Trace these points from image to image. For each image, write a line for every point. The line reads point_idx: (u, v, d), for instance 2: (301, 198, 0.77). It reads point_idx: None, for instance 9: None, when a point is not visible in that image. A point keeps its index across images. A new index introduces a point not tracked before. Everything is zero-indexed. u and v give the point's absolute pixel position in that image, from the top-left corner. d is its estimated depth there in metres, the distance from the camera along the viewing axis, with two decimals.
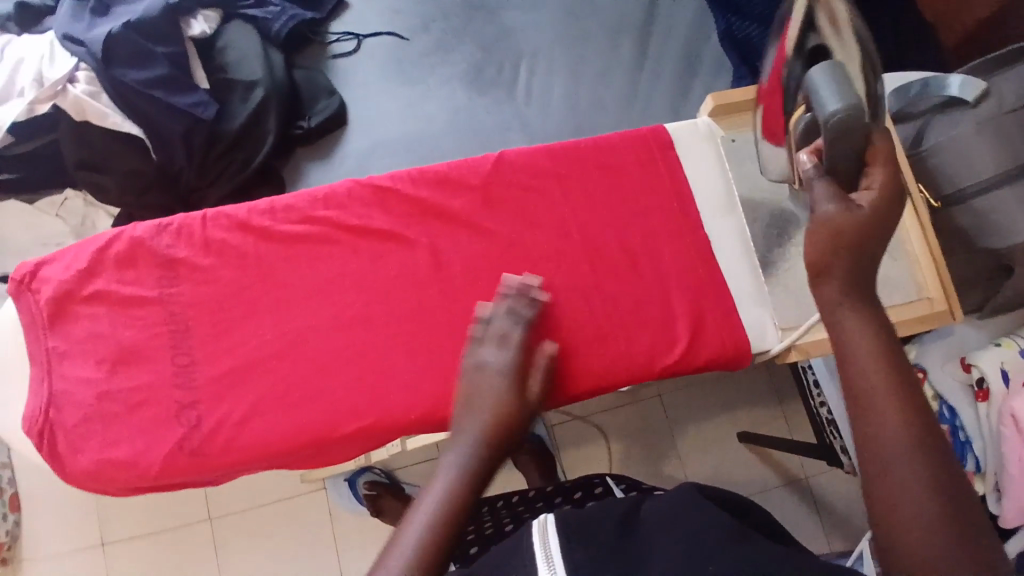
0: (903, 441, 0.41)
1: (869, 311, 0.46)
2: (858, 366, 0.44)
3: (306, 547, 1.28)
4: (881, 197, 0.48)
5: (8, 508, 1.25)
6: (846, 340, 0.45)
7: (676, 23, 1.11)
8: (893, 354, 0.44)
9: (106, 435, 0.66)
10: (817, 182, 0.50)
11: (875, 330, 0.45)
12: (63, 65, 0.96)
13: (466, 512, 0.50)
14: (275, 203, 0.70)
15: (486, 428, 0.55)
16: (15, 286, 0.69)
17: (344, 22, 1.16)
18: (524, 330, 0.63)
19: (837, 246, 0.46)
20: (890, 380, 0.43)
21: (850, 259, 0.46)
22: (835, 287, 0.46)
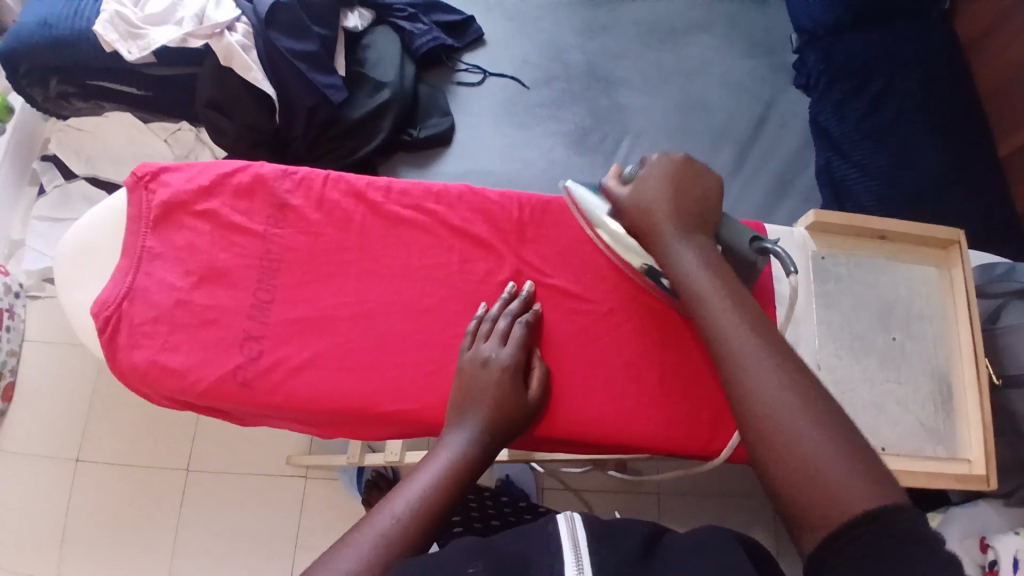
0: (752, 345, 0.52)
1: (704, 248, 0.60)
2: (709, 299, 0.56)
3: (267, 531, 1.24)
4: (676, 172, 0.64)
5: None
6: (685, 277, 0.58)
7: (777, 148, 1.18)
8: (728, 280, 0.57)
9: (166, 341, 0.68)
10: (643, 178, 0.64)
11: (706, 265, 0.58)
12: (227, 12, 1.01)
13: (462, 485, 0.58)
14: (392, 184, 0.75)
15: (477, 424, 0.62)
16: (134, 180, 0.74)
17: (476, 56, 1.25)
18: (524, 329, 0.68)
19: (674, 181, 0.62)
20: (733, 305, 0.55)
21: (659, 225, 0.61)
22: (658, 244, 0.61)
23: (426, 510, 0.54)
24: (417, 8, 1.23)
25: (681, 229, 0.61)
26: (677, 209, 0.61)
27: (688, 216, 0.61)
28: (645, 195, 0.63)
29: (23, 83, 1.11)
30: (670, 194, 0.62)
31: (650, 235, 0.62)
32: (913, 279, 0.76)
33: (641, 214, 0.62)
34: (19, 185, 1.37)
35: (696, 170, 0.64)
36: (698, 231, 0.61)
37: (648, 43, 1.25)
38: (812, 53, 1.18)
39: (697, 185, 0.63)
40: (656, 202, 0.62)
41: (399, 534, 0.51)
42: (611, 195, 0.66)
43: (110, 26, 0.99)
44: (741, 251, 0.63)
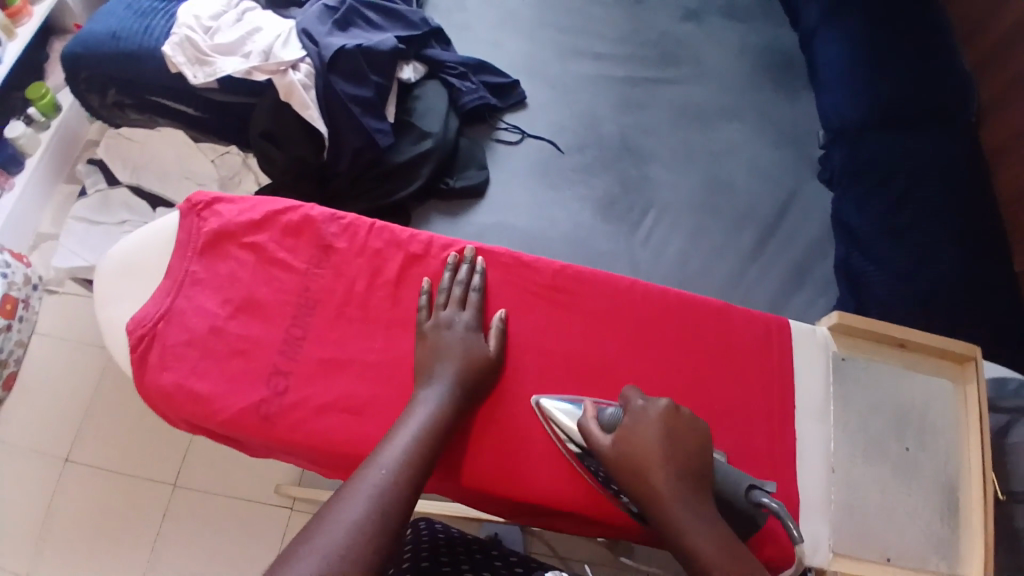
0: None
1: (700, 508, 0.59)
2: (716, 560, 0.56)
3: (247, 561, 1.22)
4: (663, 420, 0.64)
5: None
6: (702, 558, 0.57)
7: (800, 234, 1.20)
8: (733, 545, 0.57)
9: (195, 365, 0.70)
10: (632, 421, 0.64)
11: (718, 534, 0.58)
12: (293, 52, 1.08)
13: (441, 433, 0.63)
14: (433, 239, 0.78)
15: (449, 379, 0.67)
16: (189, 206, 0.77)
17: (516, 117, 1.31)
18: (479, 294, 0.74)
19: (664, 432, 0.62)
20: (743, 568, 0.56)
21: (653, 478, 0.61)
22: (657, 506, 0.60)
23: (409, 462, 0.60)
24: (468, 67, 1.29)
25: (678, 491, 0.60)
26: (672, 461, 0.61)
27: (679, 475, 0.61)
28: (641, 453, 0.62)
29: (82, 89, 1.19)
30: (666, 459, 0.61)
31: (642, 492, 0.61)
32: (930, 388, 0.77)
33: (627, 463, 0.62)
34: (55, 182, 1.47)
35: (685, 421, 0.64)
36: (698, 497, 0.60)
37: (683, 124, 1.30)
38: (839, 150, 1.22)
39: (682, 435, 0.63)
40: (654, 463, 0.61)
41: (389, 484, 0.57)
42: (598, 434, 0.65)
43: (178, 49, 1.06)
44: (740, 505, 0.64)
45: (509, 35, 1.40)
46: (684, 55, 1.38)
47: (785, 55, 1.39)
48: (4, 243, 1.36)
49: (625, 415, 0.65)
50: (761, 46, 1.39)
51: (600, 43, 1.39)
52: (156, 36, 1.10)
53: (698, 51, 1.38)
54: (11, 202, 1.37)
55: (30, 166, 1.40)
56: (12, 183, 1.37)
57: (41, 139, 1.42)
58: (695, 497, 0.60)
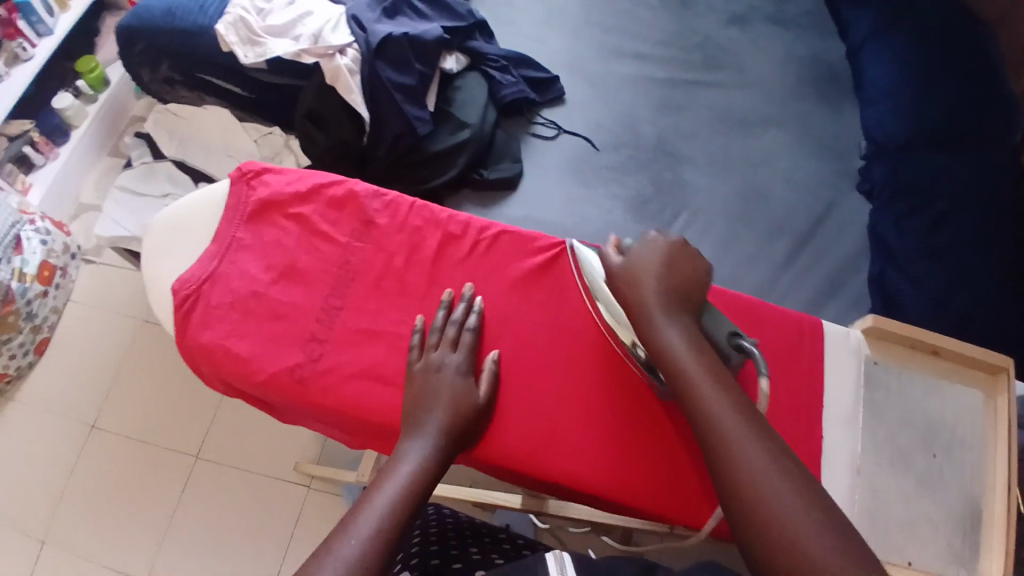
0: (727, 404, 0.58)
1: (687, 323, 0.64)
2: (690, 363, 0.61)
3: (263, 533, 1.24)
4: (670, 248, 0.68)
5: (33, 347, 1.33)
6: (678, 360, 0.61)
7: (833, 246, 1.19)
8: (711, 357, 0.62)
9: (236, 327, 0.72)
10: (637, 247, 0.69)
11: (694, 343, 0.62)
12: (342, 37, 1.11)
13: (427, 486, 0.60)
14: (472, 220, 0.79)
15: (435, 429, 0.64)
16: (238, 175, 0.79)
17: (554, 113, 1.32)
18: (474, 334, 0.72)
19: (666, 255, 0.67)
20: (716, 376, 0.60)
21: (644, 290, 0.65)
22: (644, 315, 0.64)
23: (398, 514, 0.57)
24: (509, 61, 1.31)
25: (666, 304, 0.64)
26: (666, 284, 0.65)
27: (673, 292, 0.65)
28: (637, 272, 0.66)
29: (134, 62, 1.23)
30: (662, 275, 0.65)
31: (633, 305, 0.66)
32: (960, 399, 0.77)
33: (626, 275, 0.67)
34: (99, 154, 1.51)
35: (691, 256, 0.68)
36: (686, 314, 0.64)
37: (721, 129, 1.30)
38: (878, 163, 1.21)
39: (684, 264, 0.67)
40: (649, 277, 0.65)
41: (359, 557, 0.52)
42: (608, 258, 0.70)
43: (231, 29, 1.10)
44: (720, 345, 0.66)
45: (552, 32, 1.42)
46: (726, 60, 1.38)
47: (830, 65, 1.38)
48: (47, 212, 1.41)
49: (636, 245, 0.70)
50: (806, 55, 1.39)
51: (643, 45, 1.39)
52: (212, 15, 1.13)
53: (741, 57, 1.38)
54: (53, 168, 1.42)
55: (74, 137, 1.45)
56: (56, 153, 1.43)
57: (88, 111, 1.47)
58: (682, 312, 0.64)
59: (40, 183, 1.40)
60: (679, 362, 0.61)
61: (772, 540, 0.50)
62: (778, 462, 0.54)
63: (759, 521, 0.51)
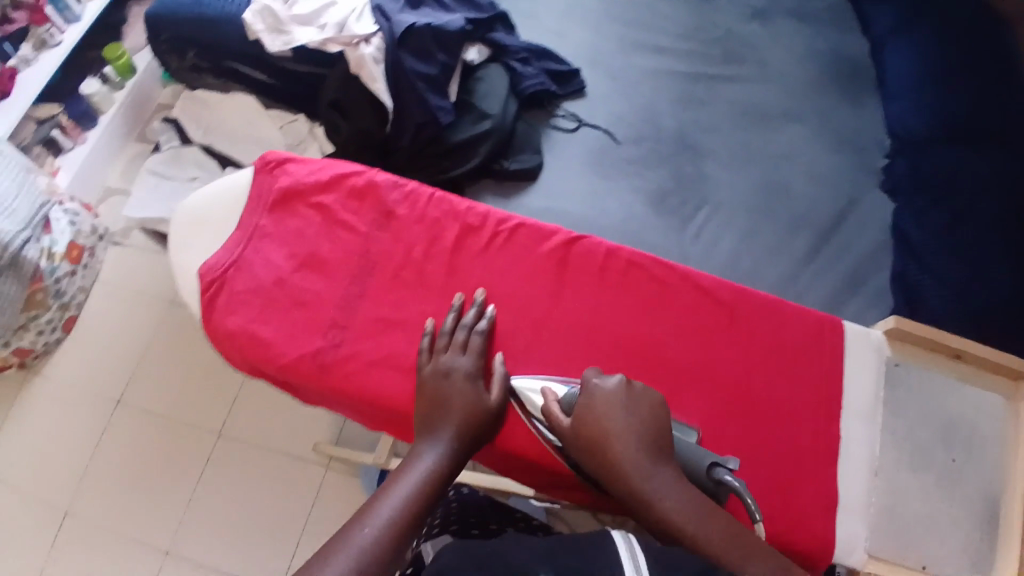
0: (732, 548, 0.53)
1: (665, 465, 0.60)
2: (680, 513, 0.56)
3: (280, 513, 1.27)
4: (622, 387, 0.65)
5: (60, 325, 1.38)
6: (668, 513, 0.56)
7: (856, 244, 1.18)
8: (698, 502, 0.57)
9: (259, 312, 0.74)
10: (590, 394, 0.65)
11: (677, 486, 0.58)
12: (366, 26, 1.12)
13: (438, 488, 0.60)
14: (490, 212, 0.80)
15: (448, 429, 0.64)
16: (262, 164, 0.81)
17: (575, 105, 1.32)
18: (484, 337, 0.72)
19: (622, 399, 0.63)
20: (714, 520, 0.55)
21: (613, 445, 0.61)
22: (621, 475, 0.59)
23: (407, 516, 0.57)
24: (531, 53, 1.31)
25: (638, 452, 0.60)
26: (634, 427, 0.62)
27: (639, 437, 0.61)
28: (592, 427, 0.63)
29: (162, 49, 1.26)
30: (620, 425, 0.62)
31: (602, 466, 0.61)
32: (981, 403, 0.76)
33: (584, 435, 0.63)
34: (126, 139, 1.54)
35: (643, 390, 0.66)
36: (659, 457, 0.60)
37: (745, 124, 1.29)
38: (903, 161, 1.20)
39: (642, 406, 0.64)
40: (610, 424, 0.62)
41: (372, 546, 0.53)
42: (558, 417, 0.66)
43: (258, 17, 1.12)
44: (701, 480, 0.64)
45: (573, 24, 1.41)
46: (751, 54, 1.36)
47: (855, 59, 1.36)
48: (74, 194, 1.44)
49: (580, 396, 0.66)
50: (830, 49, 1.36)
51: (664, 37, 1.38)
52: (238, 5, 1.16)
53: (764, 51, 1.37)
54: (81, 153, 1.45)
55: (102, 123, 1.48)
56: (84, 137, 1.46)
57: (114, 98, 1.49)
58: (656, 455, 0.60)
59: (68, 167, 1.43)
60: (668, 513, 0.56)
61: None
62: None
63: None
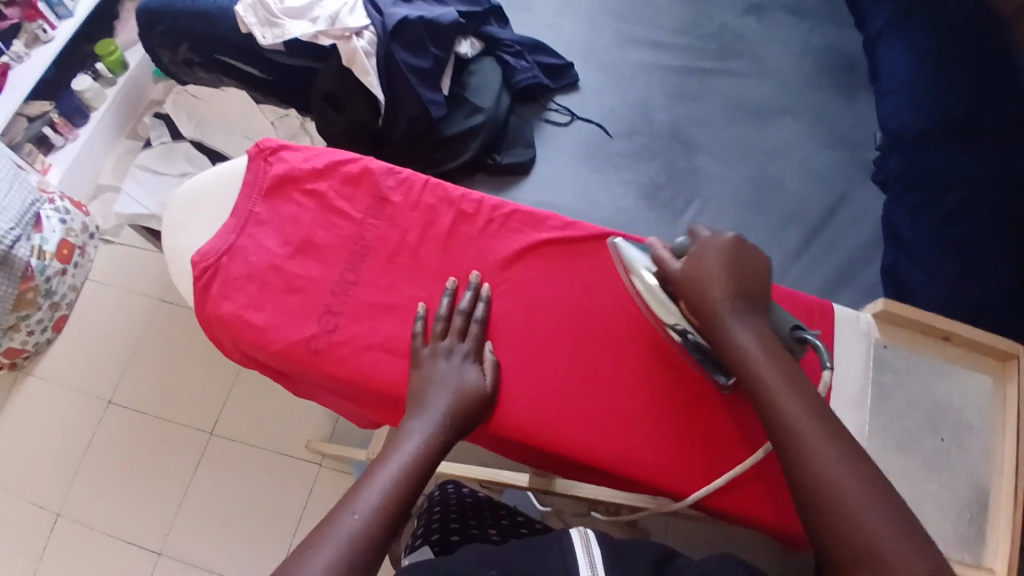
0: (798, 400, 0.59)
1: (755, 321, 0.64)
2: (761, 362, 0.61)
3: (273, 509, 1.26)
4: (730, 243, 0.67)
5: (51, 324, 1.36)
6: (748, 355, 0.62)
7: (843, 237, 1.19)
8: (781, 358, 0.62)
9: (253, 299, 0.74)
10: (699, 243, 0.68)
11: (763, 339, 0.62)
12: (358, 19, 1.11)
13: (426, 471, 0.61)
14: (485, 199, 0.80)
15: (439, 413, 0.65)
16: (255, 151, 0.81)
17: (568, 99, 1.32)
18: (481, 324, 0.72)
19: (728, 252, 0.66)
20: (788, 373, 0.60)
21: (711, 292, 0.64)
22: (714, 320, 0.64)
23: (394, 499, 0.58)
24: (524, 46, 1.31)
25: (732, 302, 0.64)
26: (732, 282, 0.65)
27: (738, 289, 0.64)
28: (696, 268, 0.66)
29: (155, 43, 1.25)
30: (725, 274, 0.65)
31: (699, 308, 0.65)
32: (970, 385, 0.77)
33: (689, 278, 0.66)
34: (117, 136, 1.54)
35: (749, 252, 0.68)
36: (751, 312, 0.64)
37: (735, 118, 1.30)
38: (894, 155, 1.20)
39: (746, 262, 0.66)
40: (712, 274, 0.65)
41: (360, 533, 0.55)
42: (665, 265, 0.69)
43: (251, 11, 1.11)
44: (785, 337, 0.66)
45: (567, 19, 1.42)
46: (741, 49, 1.38)
47: (847, 55, 1.37)
48: (65, 191, 1.43)
49: (692, 243, 0.69)
50: (822, 46, 1.38)
51: (659, 33, 1.39)
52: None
53: (755, 46, 1.38)
54: (74, 150, 1.44)
55: (94, 118, 1.47)
56: (76, 134, 1.45)
57: (106, 94, 1.49)
58: (749, 312, 0.64)
59: (60, 163, 1.42)
60: (750, 359, 0.61)
61: (856, 547, 0.51)
62: (855, 462, 0.54)
63: (838, 521, 0.52)
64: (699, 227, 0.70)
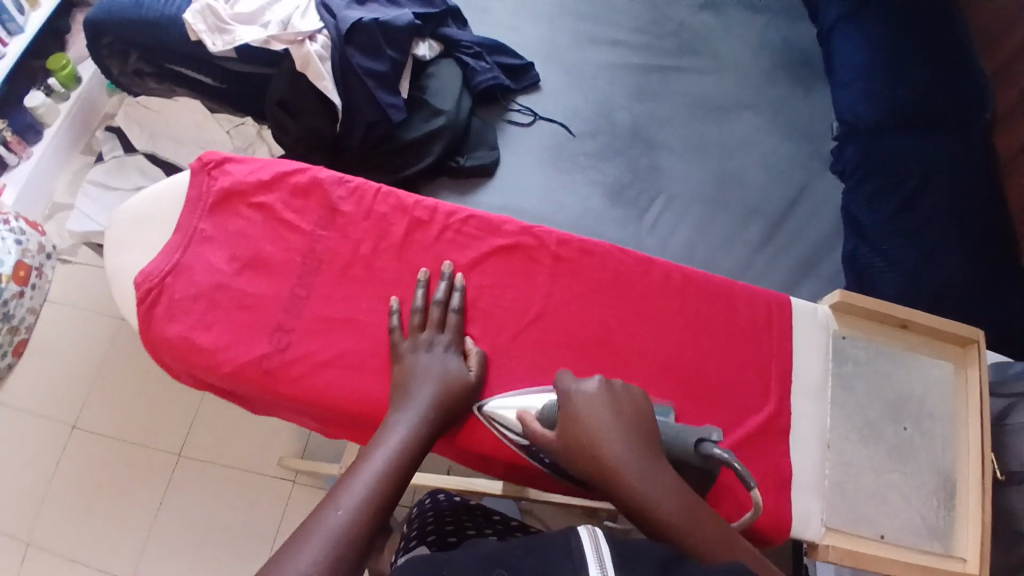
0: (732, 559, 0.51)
1: (660, 470, 0.56)
2: (683, 522, 0.53)
3: (245, 528, 1.23)
4: (608, 394, 0.61)
5: (11, 349, 1.31)
6: (666, 518, 0.53)
7: (808, 228, 1.19)
8: (694, 508, 0.54)
9: (201, 318, 0.71)
10: (576, 402, 0.61)
11: (672, 490, 0.55)
12: (310, 23, 1.08)
13: (413, 459, 0.59)
14: (439, 206, 0.78)
15: (426, 401, 0.63)
16: (198, 165, 0.78)
17: (529, 100, 1.31)
18: (459, 315, 0.72)
19: (600, 408, 0.60)
20: (709, 532, 0.53)
21: (606, 456, 0.57)
22: (618, 488, 0.56)
23: (382, 490, 0.56)
24: (483, 47, 1.29)
25: (627, 461, 0.56)
26: (620, 434, 0.58)
27: (631, 442, 0.58)
28: (582, 422, 0.59)
29: (104, 54, 1.20)
30: (609, 429, 0.58)
31: (598, 478, 0.57)
32: (930, 373, 0.77)
33: (576, 449, 0.58)
34: (72, 152, 1.49)
35: (626, 392, 0.63)
36: (652, 461, 0.57)
37: (695, 113, 1.30)
38: (852, 144, 1.20)
39: (624, 408, 0.60)
40: (597, 432, 0.58)
41: (347, 526, 0.52)
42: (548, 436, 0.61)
43: (200, 18, 1.07)
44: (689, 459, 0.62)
45: (526, 20, 1.40)
46: (700, 45, 1.37)
47: (803, 48, 1.38)
48: (21, 212, 1.39)
49: (558, 402, 0.63)
50: (779, 40, 1.38)
51: (618, 31, 1.39)
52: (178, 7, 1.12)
53: (714, 42, 1.38)
54: (28, 169, 1.39)
55: (47, 136, 1.42)
56: (29, 152, 1.40)
57: (59, 110, 1.44)
58: (650, 462, 0.56)
59: (14, 185, 1.38)
60: (674, 521, 0.53)
61: None
62: None
63: None
64: (565, 380, 0.64)
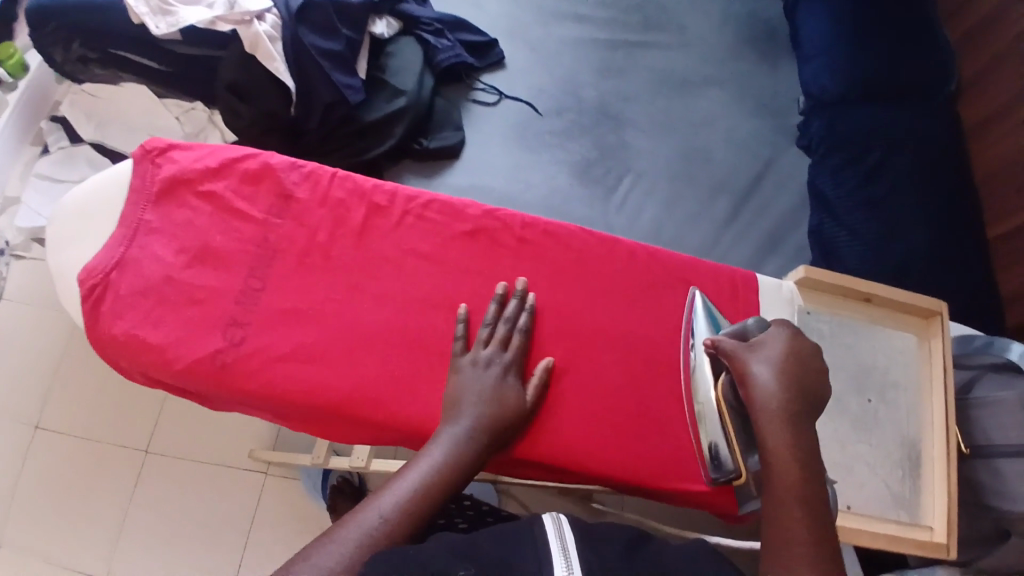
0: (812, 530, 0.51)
1: (801, 443, 0.56)
2: (791, 486, 0.54)
3: (217, 523, 1.21)
4: (800, 360, 0.61)
5: None
6: (780, 474, 0.54)
7: (775, 201, 1.19)
8: (809, 485, 0.54)
9: (150, 314, 0.68)
10: (768, 344, 0.62)
11: (800, 463, 0.55)
12: (258, 2, 1.01)
13: (456, 481, 0.58)
14: (397, 189, 0.76)
15: (475, 419, 0.62)
16: (141, 153, 0.74)
17: (494, 78, 1.28)
18: (524, 336, 0.69)
19: (792, 363, 0.60)
20: (808, 505, 0.53)
21: (765, 400, 0.58)
22: (762, 430, 0.57)
23: (417, 505, 0.55)
24: (444, 24, 1.25)
25: (778, 418, 0.57)
26: (789, 394, 0.58)
27: (796, 407, 0.58)
28: (762, 362, 0.60)
29: (46, 42, 1.11)
30: (787, 382, 0.58)
31: (751, 410, 0.59)
32: (894, 345, 0.78)
33: (748, 376, 0.60)
34: (22, 143, 1.38)
35: (816, 367, 0.61)
36: (803, 432, 0.57)
37: (661, 89, 1.28)
38: (817, 118, 1.19)
39: (808, 377, 0.60)
40: (767, 377, 0.59)
41: (382, 535, 0.52)
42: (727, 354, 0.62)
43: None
44: None
45: None
46: (666, 19, 1.35)
47: (769, 21, 1.37)
48: None
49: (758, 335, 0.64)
50: (744, 13, 1.37)
51: (583, 5, 1.36)
52: None
53: (679, 16, 1.36)
54: None
55: None
56: None
57: (7, 99, 1.32)
58: (797, 431, 0.56)
59: None
60: (783, 480, 0.54)
61: None
62: None
63: None
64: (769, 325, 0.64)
